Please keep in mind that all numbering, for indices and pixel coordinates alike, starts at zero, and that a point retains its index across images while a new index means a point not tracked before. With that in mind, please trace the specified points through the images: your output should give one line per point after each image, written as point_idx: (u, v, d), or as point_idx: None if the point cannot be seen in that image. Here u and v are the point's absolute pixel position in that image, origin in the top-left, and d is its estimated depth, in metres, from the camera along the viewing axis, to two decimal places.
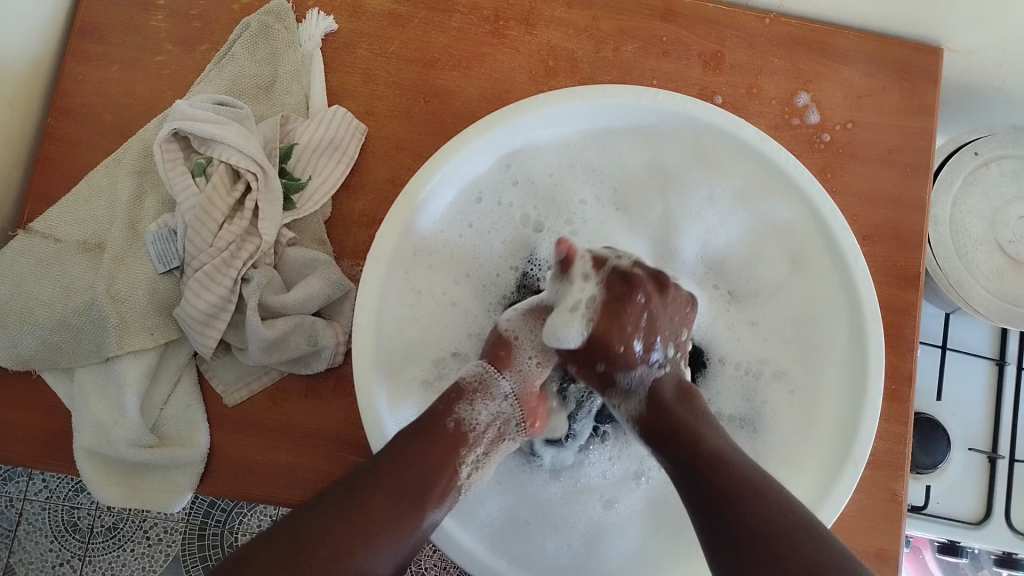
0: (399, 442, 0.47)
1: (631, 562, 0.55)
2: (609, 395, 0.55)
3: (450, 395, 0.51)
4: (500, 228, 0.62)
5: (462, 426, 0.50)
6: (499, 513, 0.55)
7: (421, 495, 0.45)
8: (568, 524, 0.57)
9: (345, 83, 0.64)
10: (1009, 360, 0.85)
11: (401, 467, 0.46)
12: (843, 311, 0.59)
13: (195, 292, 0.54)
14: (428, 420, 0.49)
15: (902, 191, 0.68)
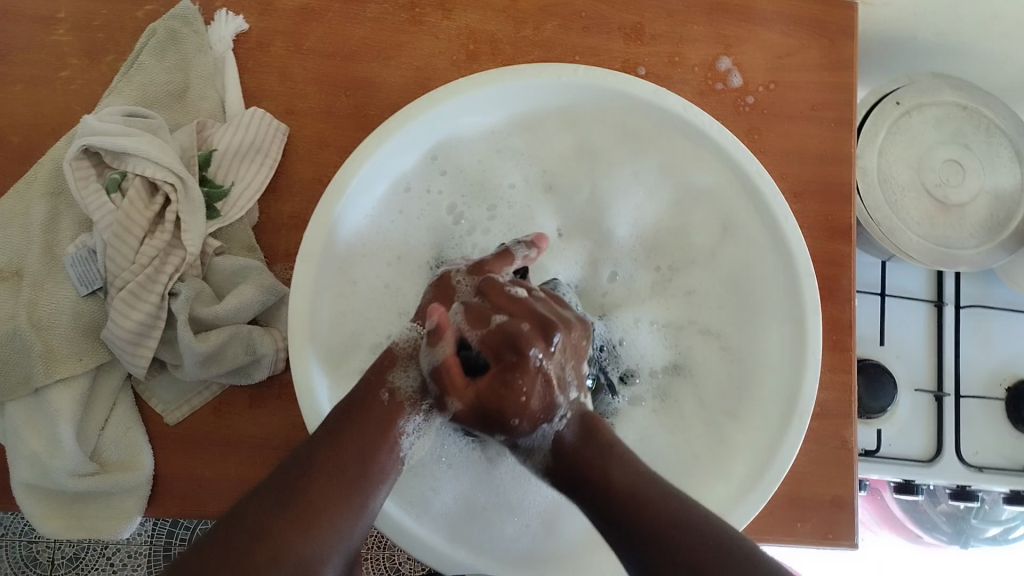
0: (336, 420, 0.46)
1: (589, 534, 0.55)
2: (516, 452, 0.48)
3: (384, 365, 0.48)
4: (428, 219, 0.61)
5: (396, 397, 0.47)
6: (455, 501, 0.55)
7: (364, 474, 0.44)
8: (523, 504, 0.56)
9: (262, 84, 0.62)
10: (946, 300, 0.88)
11: (337, 444, 0.44)
12: (778, 271, 0.59)
13: (119, 312, 0.53)
14: (366, 395, 0.47)
15: (829, 147, 0.68)
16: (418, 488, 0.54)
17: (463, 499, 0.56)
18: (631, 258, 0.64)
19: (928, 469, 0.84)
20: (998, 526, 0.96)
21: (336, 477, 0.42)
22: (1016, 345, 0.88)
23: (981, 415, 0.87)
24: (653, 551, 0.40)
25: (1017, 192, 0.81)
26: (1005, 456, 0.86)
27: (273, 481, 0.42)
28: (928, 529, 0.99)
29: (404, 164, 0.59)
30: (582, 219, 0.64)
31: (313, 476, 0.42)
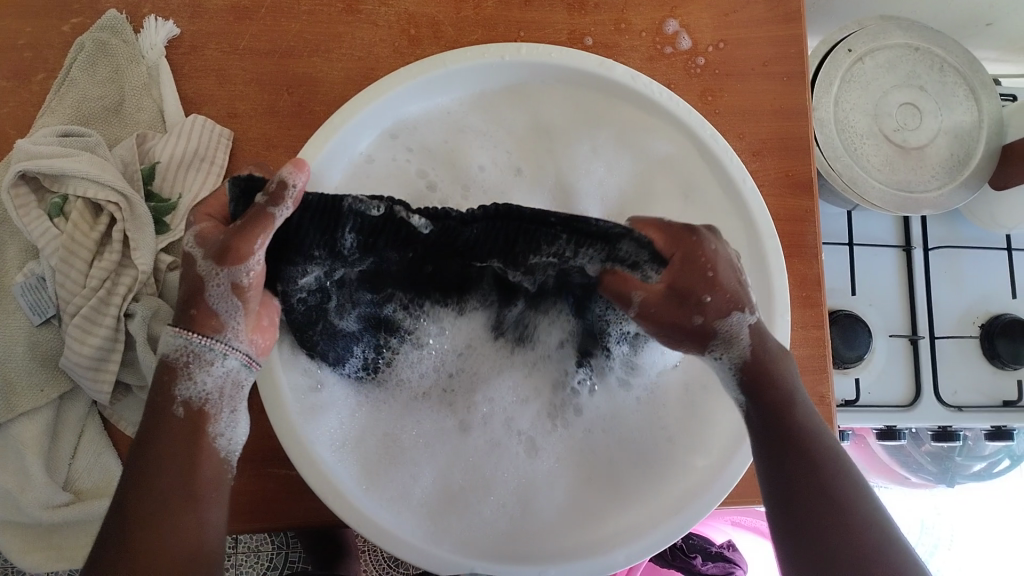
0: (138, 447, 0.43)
1: (566, 514, 0.55)
2: (710, 347, 0.46)
3: (162, 381, 0.44)
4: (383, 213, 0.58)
5: (193, 406, 0.44)
6: (435, 486, 0.54)
7: (176, 482, 0.42)
8: (497, 480, 0.55)
9: (200, 89, 0.60)
10: (915, 244, 0.88)
11: (147, 473, 0.42)
12: (740, 234, 0.59)
13: (76, 338, 0.52)
14: (154, 417, 0.43)
15: (784, 101, 0.68)
16: (397, 475, 0.54)
17: (443, 483, 0.55)
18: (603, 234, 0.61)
19: (909, 413, 0.85)
20: (982, 462, 0.99)
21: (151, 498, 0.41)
22: (986, 281, 0.89)
23: (957, 355, 0.87)
24: (805, 492, 0.43)
25: (974, 128, 0.82)
26: (984, 393, 0.87)
27: (104, 521, 0.41)
28: (914, 470, 1.00)
29: (358, 148, 0.57)
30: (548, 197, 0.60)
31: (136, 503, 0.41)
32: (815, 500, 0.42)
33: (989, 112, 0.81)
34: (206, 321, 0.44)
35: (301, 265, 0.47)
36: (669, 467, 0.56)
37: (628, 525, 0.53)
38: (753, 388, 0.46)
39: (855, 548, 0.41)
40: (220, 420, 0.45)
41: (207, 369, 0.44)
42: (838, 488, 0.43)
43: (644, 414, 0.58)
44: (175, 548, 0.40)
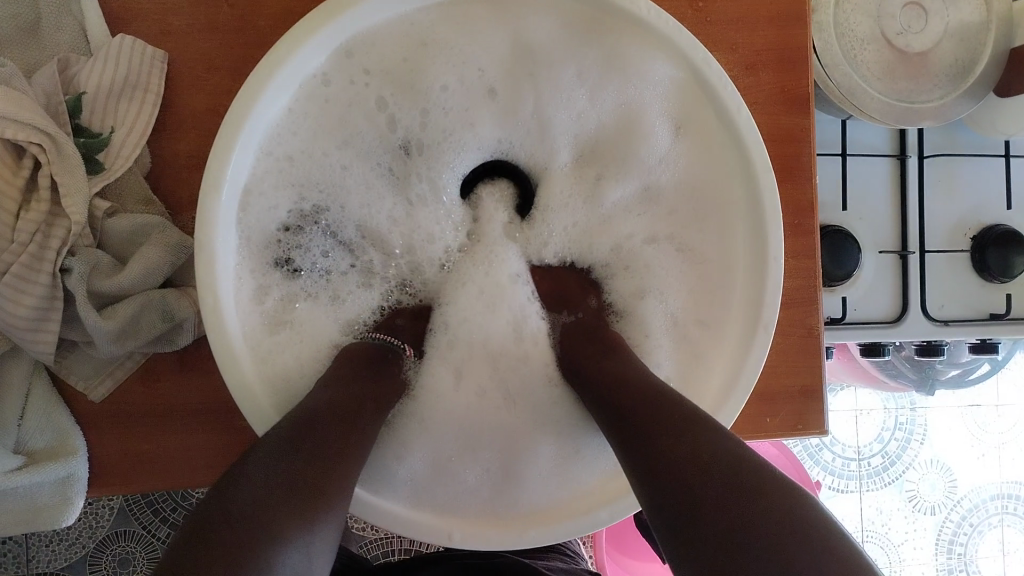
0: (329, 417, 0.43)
1: (556, 488, 0.52)
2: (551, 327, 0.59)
3: (381, 391, 0.49)
4: (346, 151, 0.56)
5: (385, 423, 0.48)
6: (419, 464, 0.52)
7: (348, 479, 0.41)
8: (481, 448, 0.54)
9: (127, 3, 0.53)
10: (910, 152, 0.84)
11: (341, 459, 0.41)
12: (735, 167, 0.53)
13: (9, 298, 0.47)
14: (357, 413, 0.45)
15: (783, 8, 0.61)
16: (378, 459, 0.51)
17: (426, 461, 0.53)
18: (574, 172, 0.61)
19: (894, 329, 0.83)
20: (956, 367, 0.99)
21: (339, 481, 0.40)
22: (981, 192, 0.85)
23: (947, 269, 0.85)
24: (637, 435, 0.43)
25: (981, 28, 0.76)
26: (970, 306, 0.85)
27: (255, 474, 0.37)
28: (892, 375, 1.00)
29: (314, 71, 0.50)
30: (522, 138, 0.59)
31: (322, 468, 0.40)
32: (639, 434, 0.43)
33: (998, 11, 0.75)
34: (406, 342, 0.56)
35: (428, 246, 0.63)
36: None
37: (613, 484, 0.51)
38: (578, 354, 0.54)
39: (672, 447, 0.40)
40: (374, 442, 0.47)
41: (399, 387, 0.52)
42: (695, 439, 0.40)
43: None
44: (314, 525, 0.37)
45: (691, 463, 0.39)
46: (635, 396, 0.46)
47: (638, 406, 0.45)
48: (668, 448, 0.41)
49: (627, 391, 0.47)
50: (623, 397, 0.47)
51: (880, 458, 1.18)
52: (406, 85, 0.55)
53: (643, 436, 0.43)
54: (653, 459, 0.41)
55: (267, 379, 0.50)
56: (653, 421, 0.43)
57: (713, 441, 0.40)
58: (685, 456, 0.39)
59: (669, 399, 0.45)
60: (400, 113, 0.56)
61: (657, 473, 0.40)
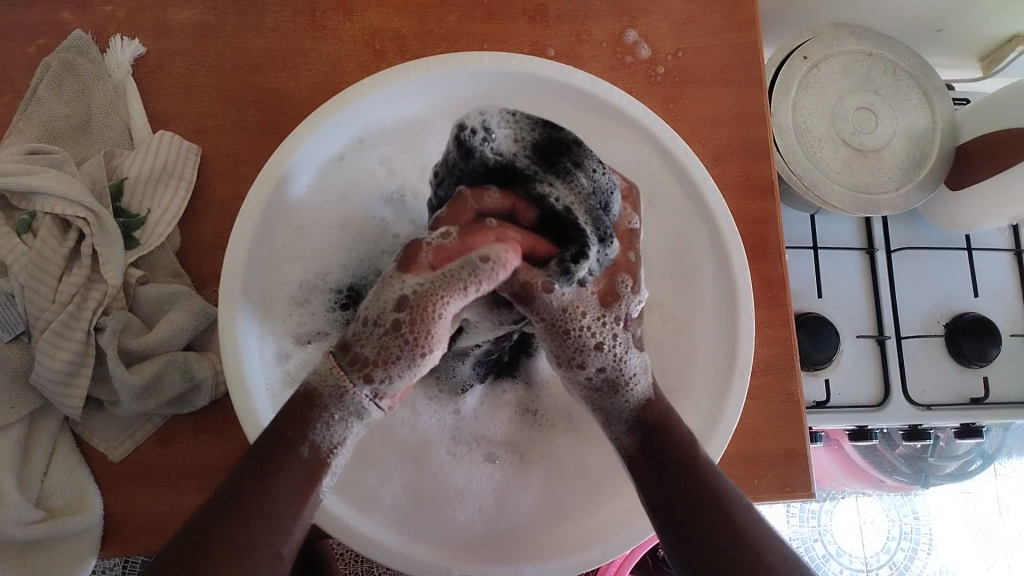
0: (242, 483, 0.39)
1: (539, 513, 0.56)
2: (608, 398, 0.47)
3: (298, 418, 0.40)
4: (344, 218, 0.59)
5: (320, 452, 0.41)
6: (403, 492, 0.55)
7: (275, 542, 0.38)
8: (467, 487, 0.56)
9: (167, 106, 0.61)
10: (878, 246, 0.90)
11: (256, 531, 0.38)
12: (703, 234, 0.61)
13: (45, 353, 0.52)
14: (276, 462, 0.39)
15: (743, 106, 0.69)
16: (366, 480, 0.54)
17: (410, 489, 0.55)
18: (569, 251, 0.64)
19: (879, 413, 0.86)
20: (955, 461, 1.01)
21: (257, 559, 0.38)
22: (948, 281, 0.91)
23: (924, 353, 0.89)
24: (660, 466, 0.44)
25: (928, 129, 0.84)
26: (951, 389, 0.88)
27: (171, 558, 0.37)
28: (889, 472, 1.00)
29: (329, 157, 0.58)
30: None
31: (224, 560, 0.37)
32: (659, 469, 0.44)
33: (942, 114, 0.84)
34: (350, 351, 0.41)
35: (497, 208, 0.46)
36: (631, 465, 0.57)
37: (597, 529, 0.54)
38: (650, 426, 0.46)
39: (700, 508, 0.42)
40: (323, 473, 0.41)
41: (353, 421, 0.41)
42: (741, 525, 0.42)
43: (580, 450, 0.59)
44: None
45: (745, 550, 0.41)
46: (656, 442, 0.45)
47: (652, 440, 0.45)
48: (694, 504, 0.43)
49: (659, 430, 0.46)
50: (649, 442, 0.45)
51: (888, 569, 1.15)
52: (407, 161, 0.60)
53: (677, 501, 0.43)
54: (698, 538, 0.42)
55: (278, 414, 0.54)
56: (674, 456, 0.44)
57: (753, 524, 0.43)
58: (739, 541, 0.42)
59: (688, 450, 0.45)
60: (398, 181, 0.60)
61: (712, 556, 0.41)
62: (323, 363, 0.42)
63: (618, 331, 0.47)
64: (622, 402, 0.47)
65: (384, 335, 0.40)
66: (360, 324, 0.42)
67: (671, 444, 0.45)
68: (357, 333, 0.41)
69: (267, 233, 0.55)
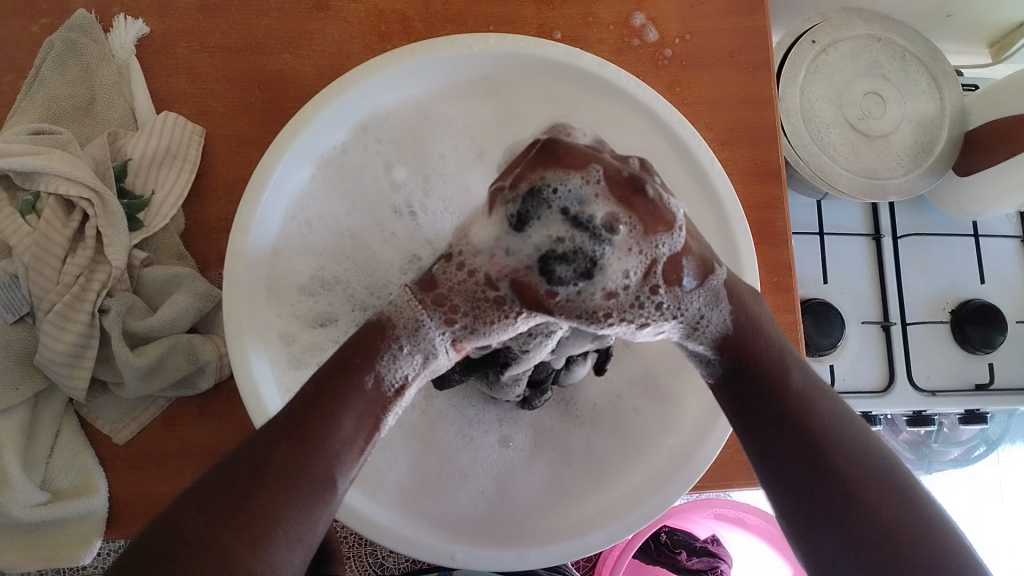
0: (305, 395, 0.38)
1: (543, 499, 0.56)
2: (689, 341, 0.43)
3: (371, 344, 0.40)
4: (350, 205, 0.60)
5: (383, 384, 0.40)
6: (407, 474, 0.56)
7: (330, 461, 0.37)
8: (473, 471, 0.57)
9: (171, 87, 0.61)
10: (884, 232, 0.90)
11: (309, 442, 0.37)
12: (710, 221, 0.60)
13: (51, 335, 0.52)
14: (342, 383, 0.39)
15: (751, 90, 0.68)
16: (370, 463, 0.54)
17: (417, 472, 0.56)
18: None
19: (884, 398, 0.86)
20: (957, 447, 1.01)
21: (307, 467, 0.36)
22: (954, 268, 0.91)
23: (928, 340, 0.89)
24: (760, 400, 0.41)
25: (937, 116, 0.84)
26: (956, 376, 0.88)
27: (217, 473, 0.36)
28: None
29: (333, 138, 0.58)
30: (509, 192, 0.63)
31: (280, 458, 0.36)
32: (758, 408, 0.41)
33: (950, 100, 0.84)
34: (434, 290, 0.41)
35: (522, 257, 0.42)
36: (641, 448, 0.57)
37: (608, 505, 0.54)
38: (741, 352, 0.42)
39: (800, 450, 0.39)
40: (384, 410, 0.40)
41: (417, 358, 0.41)
42: (840, 443, 0.39)
43: (589, 439, 0.59)
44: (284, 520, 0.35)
45: (842, 472, 0.38)
46: (737, 363, 0.42)
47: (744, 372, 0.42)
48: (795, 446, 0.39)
49: (742, 342, 0.42)
50: (739, 367, 0.42)
51: None
52: (410, 150, 0.61)
53: (768, 424, 0.40)
54: (797, 464, 0.39)
55: (283, 394, 0.54)
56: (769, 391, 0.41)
57: (857, 443, 0.39)
58: (835, 464, 0.38)
59: (779, 369, 0.41)
60: (401, 173, 0.61)
61: (821, 496, 0.38)
62: (399, 293, 0.42)
63: (656, 302, 0.41)
64: (693, 339, 0.42)
65: (474, 283, 0.41)
66: (458, 260, 0.42)
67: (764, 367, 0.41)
68: (445, 273, 0.42)
69: (271, 215, 0.55)
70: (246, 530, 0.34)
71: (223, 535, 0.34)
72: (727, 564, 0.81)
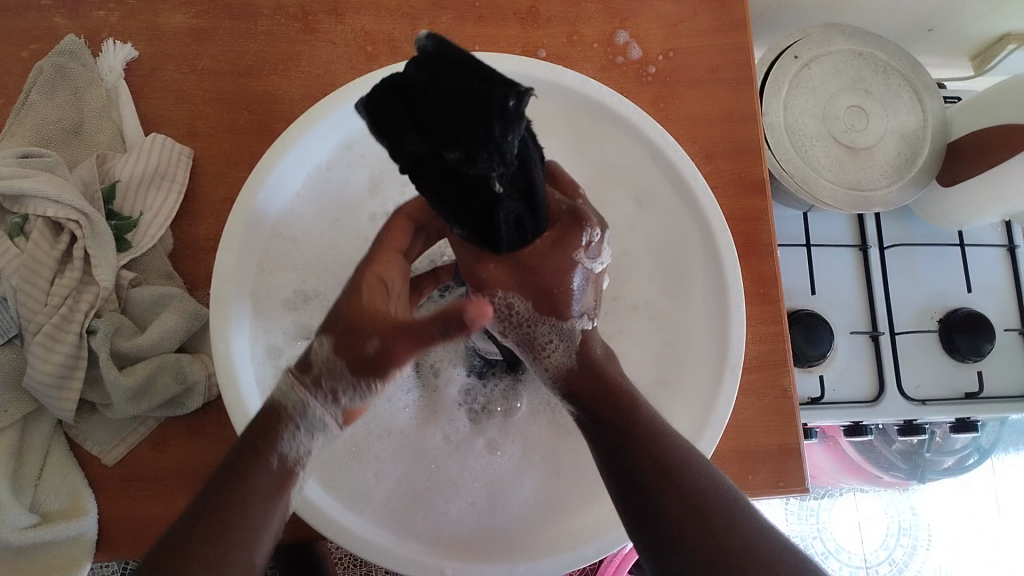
0: (217, 499, 0.40)
1: (535, 506, 0.57)
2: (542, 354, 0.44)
3: (268, 432, 0.42)
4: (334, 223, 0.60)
5: (287, 463, 0.43)
6: (396, 487, 0.56)
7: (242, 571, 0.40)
8: (463, 480, 0.57)
9: (159, 109, 0.61)
10: (871, 243, 0.91)
11: (211, 555, 0.39)
12: (697, 239, 0.61)
13: (39, 357, 0.52)
14: (247, 471, 0.41)
15: (735, 104, 0.68)
16: (360, 477, 0.55)
17: (406, 485, 0.56)
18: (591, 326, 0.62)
19: (874, 409, 0.86)
20: (952, 456, 1.00)
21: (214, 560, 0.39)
22: (940, 279, 0.91)
23: (918, 350, 0.89)
24: (635, 474, 0.43)
25: (919, 128, 0.85)
26: (945, 385, 0.88)
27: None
28: (886, 469, 1.00)
29: (322, 154, 0.58)
30: None
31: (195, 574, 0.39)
32: (634, 484, 0.43)
33: (932, 111, 0.85)
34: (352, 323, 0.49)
35: (459, 113, 0.33)
36: None
37: (595, 521, 0.54)
38: (613, 421, 0.44)
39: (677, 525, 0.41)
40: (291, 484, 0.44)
41: (316, 426, 0.43)
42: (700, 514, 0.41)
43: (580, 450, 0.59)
44: None
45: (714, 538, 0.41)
46: (612, 441, 0.44)
47: (619, 447, 0.43)
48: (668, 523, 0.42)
49: (594, 409, 0.45)
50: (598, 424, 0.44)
51: (887, 566, 1.13)
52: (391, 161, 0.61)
53: (628, 476, 0.43)
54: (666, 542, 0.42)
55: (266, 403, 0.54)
56: (645, 464, 0.42)
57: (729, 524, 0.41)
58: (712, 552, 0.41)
59: (648, 432, 0.43)
60: (385, 180, 0.61)
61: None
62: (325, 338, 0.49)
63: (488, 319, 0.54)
64: (537, 361, 0.45)
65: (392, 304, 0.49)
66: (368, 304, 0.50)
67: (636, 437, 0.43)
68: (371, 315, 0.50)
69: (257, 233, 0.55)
70: None
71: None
72: None
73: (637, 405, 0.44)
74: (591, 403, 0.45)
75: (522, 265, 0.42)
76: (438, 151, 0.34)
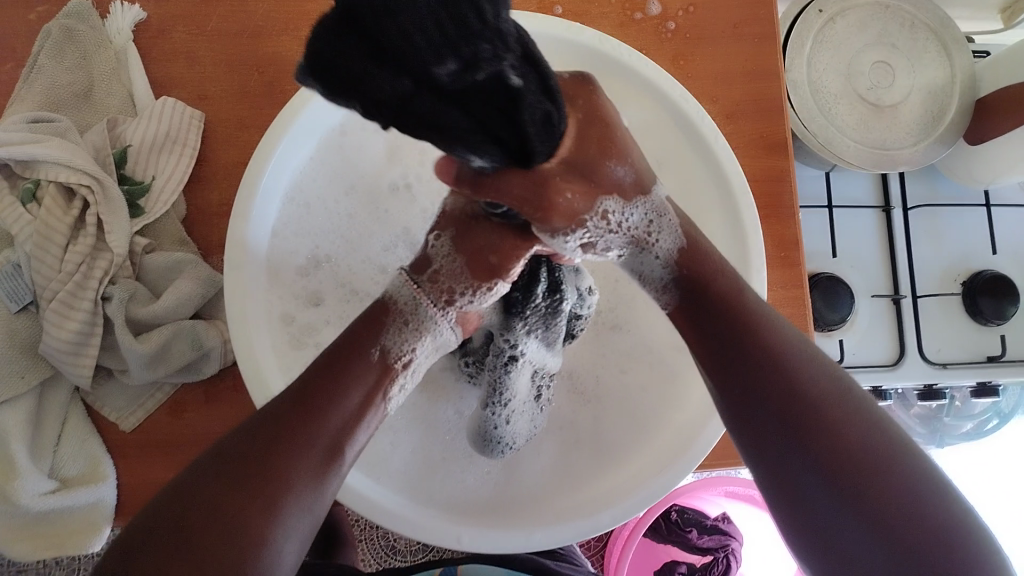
0: (317, 370, 0.40)
1: (551, 475, 0.56)
2: (642, 254, 0.44)
3: (378, 319, 0.44)
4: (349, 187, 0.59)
5: (387, 359, 0.43)
6: (411, 457, 0.56)
7: (334, 435, 0.38)
8: (478, 451, 0.57)
9: (169, 73, 0.60)
10: (894, 204, 0.89)
11: (310, 411, 0.38)
12: (717, 200, 0.59)
13: (55, 323, 0.52)
14: (353, 356, 0.42)
15: (757, 62, 0.66)
16: (375, 447, 0.55)
17: (420, 456, 0.56)
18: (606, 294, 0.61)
19: (894, 371, 0.85)
20: (971, 421, 1.00)
21: (309, 447, 0.37)
22: (964, 240, 0.89)
23: (941, 313, 0.87)
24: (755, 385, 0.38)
25: (947, 85, 0.82)
26: (967, 347, 0.87)
27: (229, 437, 0.37)
28: (905, 432, 0.99)
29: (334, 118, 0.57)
30: None
31: (287, 428, 0.37)
32: (754, 402, 0.38)
33: (961, 67, 0.82)
34: (429, 270, 0.46)
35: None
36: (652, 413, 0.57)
37: (612, 489, 0.54)
38: (734, 335, 0.40)
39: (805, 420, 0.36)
40: (388, 384, 0.43)
41: (418, 332, 0.45)
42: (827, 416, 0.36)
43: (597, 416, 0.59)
44: (293, 500, 0.35)
45: (852, 441, 0.36)
46: (731, 351, 0.40)
47: (736, 359, 0.40)
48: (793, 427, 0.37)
49: (699, 298, 0.42)
50: (712, 328, 0.41)
51: None
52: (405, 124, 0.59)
53: (734, 395, 0.39)
54: (808, 454, 0.36)
55: (283, 370, 0.54)
56: (766, 368, 0.38)
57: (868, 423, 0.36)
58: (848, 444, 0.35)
59: (755, 319, 0.40)
60: (398, 144, 0.59)
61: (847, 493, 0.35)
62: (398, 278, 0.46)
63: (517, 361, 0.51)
64: (644, 253, 0.44)
65: (460, 260, 0.45)
66: (438, 235, 0.46)
67: (761, 344, 0.39)
68: (434, 248, 0.46)
69: (269, 197, 0.55)
70: (254, 503, 0.34)
71: (236, 507, 0.34)
72: (739, 539, 0.81)
73: (757, 313, 0.41)
74: (710, 313, 0.41)
75: (579, 167, 0.39)
76: (421, 83, 0.28)
